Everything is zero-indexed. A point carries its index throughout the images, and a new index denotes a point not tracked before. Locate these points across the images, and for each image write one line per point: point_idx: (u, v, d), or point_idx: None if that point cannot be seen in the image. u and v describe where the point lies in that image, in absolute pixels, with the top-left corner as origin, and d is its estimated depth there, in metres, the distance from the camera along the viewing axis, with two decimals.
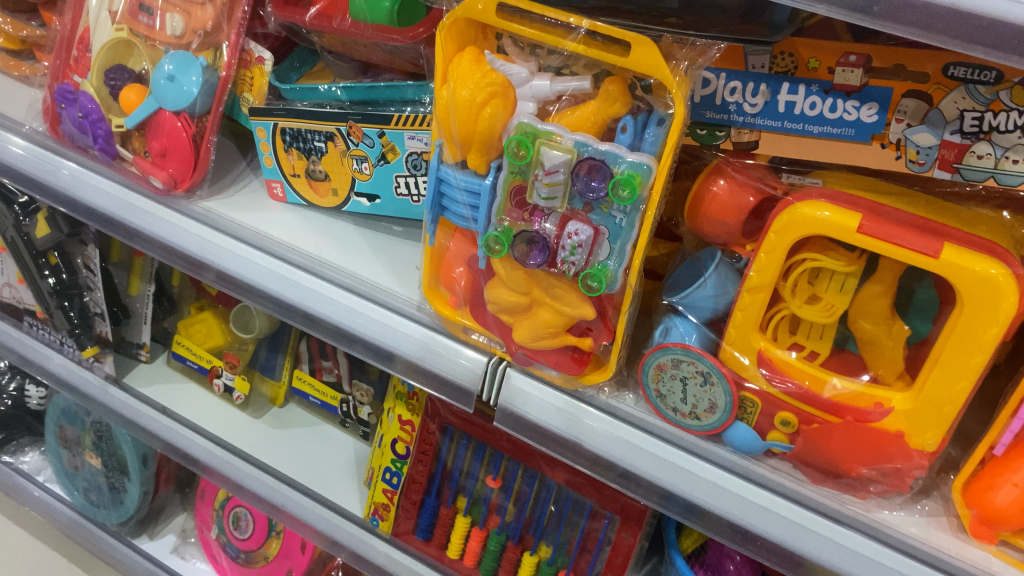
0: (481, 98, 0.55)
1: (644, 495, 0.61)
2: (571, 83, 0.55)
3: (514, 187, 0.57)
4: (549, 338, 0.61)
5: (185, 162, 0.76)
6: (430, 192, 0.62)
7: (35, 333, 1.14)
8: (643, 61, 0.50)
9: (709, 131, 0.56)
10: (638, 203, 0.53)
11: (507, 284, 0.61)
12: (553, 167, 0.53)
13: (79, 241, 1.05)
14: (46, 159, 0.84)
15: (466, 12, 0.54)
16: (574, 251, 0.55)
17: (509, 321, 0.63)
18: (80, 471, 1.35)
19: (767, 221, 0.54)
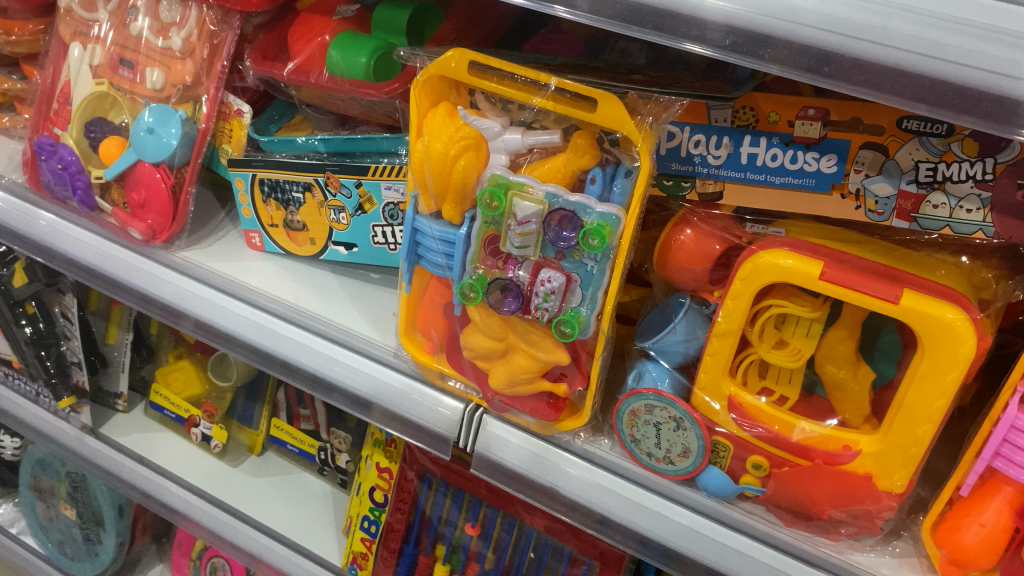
0: (455, 151, 0.56)
1: (621, 541, 0.62)
2: (542, 137, 0.56)
3: (487, 237, 0.58)
4: (525, 383, 0.62)
5: (165, 213, 0.77)
6: (406, 242, 0.63)
7: (10, 382, 1.13)
8: (609, 116, 0.52)
9: (675, 182, 0.58)
10: (609, 250, 0.55)
11: (482, 331, 0.62)
12: (524, 215, 0.54)
13: (56, 290, 1.06)
14: (25, 211, 0.85)
15: (439, 70, 0.56)
16: (548, 297, 0.56)
17: (484, 366, 0.64)
18: (54, 523, 1.33)
19: (734, 268, 0.55)
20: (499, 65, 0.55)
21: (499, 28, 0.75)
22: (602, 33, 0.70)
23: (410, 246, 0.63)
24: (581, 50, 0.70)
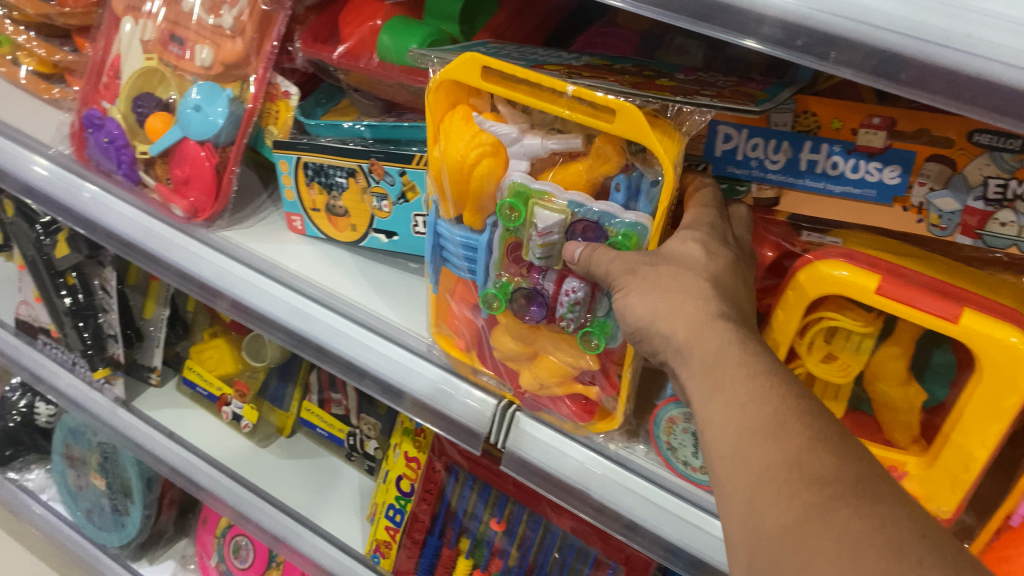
0: (474, 156, 0.56)
1: (648, 547, 0.61)
2: (562, 142, 0.54)
3: (510, 244, 0.58)
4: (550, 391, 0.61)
5: (207, 190, 0.77)
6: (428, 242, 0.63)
7: (47, 352, 1.15)
8: (627, 128, 0.49)
9: (729, 185, 0.56)
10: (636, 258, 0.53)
11: (511, 333, 0.61)
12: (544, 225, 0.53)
13: (96, 262, 1.07)
14: (67, 183, 0.85)
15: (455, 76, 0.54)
16: (572, 308, 0.55)
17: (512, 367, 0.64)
18: (84, 491, 1.35)
19: (786, 277, 0.54)
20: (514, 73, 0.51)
21: (553, 18, 0.74)
22: (659, 29, 0.68)
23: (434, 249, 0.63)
24: (636, 45, 0.68)
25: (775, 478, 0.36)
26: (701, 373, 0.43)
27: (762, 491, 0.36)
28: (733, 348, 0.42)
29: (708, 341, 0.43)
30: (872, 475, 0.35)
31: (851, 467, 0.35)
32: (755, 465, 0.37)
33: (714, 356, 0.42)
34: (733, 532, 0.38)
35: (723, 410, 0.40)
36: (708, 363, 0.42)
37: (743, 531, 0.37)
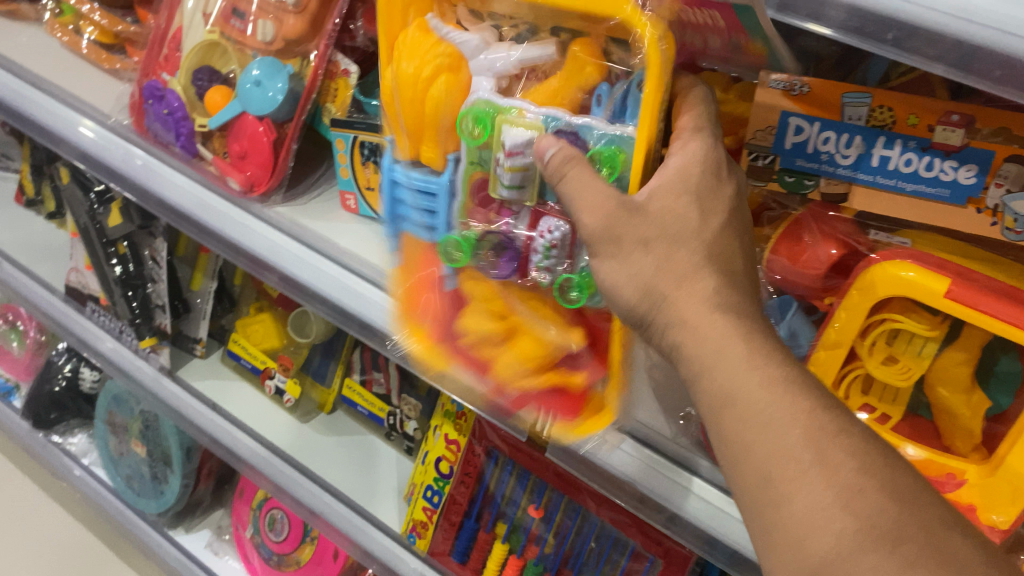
0: (428, 73, 0.56)
1: (683, 536, 0.61)
2: (533, 52, 0.53)
3: (474, 183, 0.56)
4: (530, 370, 0.59)
5: (264, 165, 0.77)
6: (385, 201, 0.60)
7: (95, 319, 1.16)
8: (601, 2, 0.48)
9: (797, 179, 0.55)
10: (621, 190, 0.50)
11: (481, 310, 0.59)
12: (514, 145, 0.50)
13: (148, 233, 1.07)
14: (119, 149, 0.83)
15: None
16: (548, 252, 0.53)
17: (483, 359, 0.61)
18: (125, 457, 1.37)
19: (851, 277, 0.53)
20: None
21: None
22: None
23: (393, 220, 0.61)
24: None
25: (826, 517, 0.37)
26: (708, 371, 0.42)
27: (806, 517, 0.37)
28: (736, 345, 0.42)
29: (714, 333, 0.42)
30: (927, 515, 0.37)
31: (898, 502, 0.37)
32: (795, 487, 0.38)
33: (718, 351, 0.42)
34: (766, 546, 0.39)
35: (743, 426, 0.40)
36: (713, 360, 0.42)
37: (779, 550, 0.38)
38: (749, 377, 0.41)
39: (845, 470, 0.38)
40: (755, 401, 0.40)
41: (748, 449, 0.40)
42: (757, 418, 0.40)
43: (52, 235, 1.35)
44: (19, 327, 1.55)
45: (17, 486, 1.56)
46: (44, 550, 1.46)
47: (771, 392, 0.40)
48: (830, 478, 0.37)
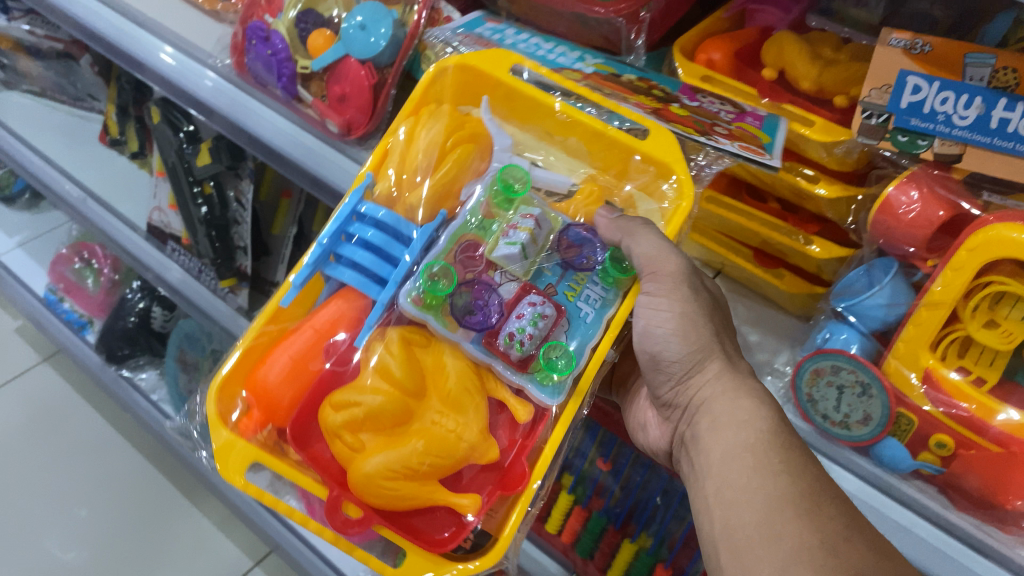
0: (453, 142, 0.65)
1: None
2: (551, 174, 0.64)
3: (465, 244, 0.60)
4: (424, 466, 0.54)
5: (364, 109, 0.79)
6: (331, 230, 0.62)
7: (177, 259, 1.20)
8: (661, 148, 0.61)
9: (910, 138, 0.55)
10: (614, 294, 0.60)
11: (390, 376, 0.56)
12: (522, 220, 0.59)
13: (233, 174, 1.10)
14: (197, 77, 0.86)
15: (473, 58, 0.68)
16: (535, 322, 0.56)
17: (353, 444, 0.55)
18: (193, 395, 1.40)
19: (958, 240, 0.54)
20: (540, 69, 0.67)
21: None
22: None
23: (333, 265, 0.63)
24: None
25: (810, 555, 0.48)
26: (729, 428, 0.57)
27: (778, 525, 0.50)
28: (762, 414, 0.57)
29: (735, 405, 0.58)
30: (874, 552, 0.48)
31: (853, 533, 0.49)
32: (784, 510, 0.51)
33: (746, 418, 0.57)
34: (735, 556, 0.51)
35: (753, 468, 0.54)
36: (738, 423, 0.57)
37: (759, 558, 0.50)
38: (757, 444, 0.54)
39: (833, 525, 0.49)
40: (764, 463, 0.53)
41: (740, 500, 0.53)
42: (758, 473, 0.53)
43: (133, 175, 1.38)
44: (92, 265, 1.58)
45: (82, 419, 1.60)
46: (111, 485, 1.49)
47: (777, 457, 0.53)
48: (819, 530, 0.49)
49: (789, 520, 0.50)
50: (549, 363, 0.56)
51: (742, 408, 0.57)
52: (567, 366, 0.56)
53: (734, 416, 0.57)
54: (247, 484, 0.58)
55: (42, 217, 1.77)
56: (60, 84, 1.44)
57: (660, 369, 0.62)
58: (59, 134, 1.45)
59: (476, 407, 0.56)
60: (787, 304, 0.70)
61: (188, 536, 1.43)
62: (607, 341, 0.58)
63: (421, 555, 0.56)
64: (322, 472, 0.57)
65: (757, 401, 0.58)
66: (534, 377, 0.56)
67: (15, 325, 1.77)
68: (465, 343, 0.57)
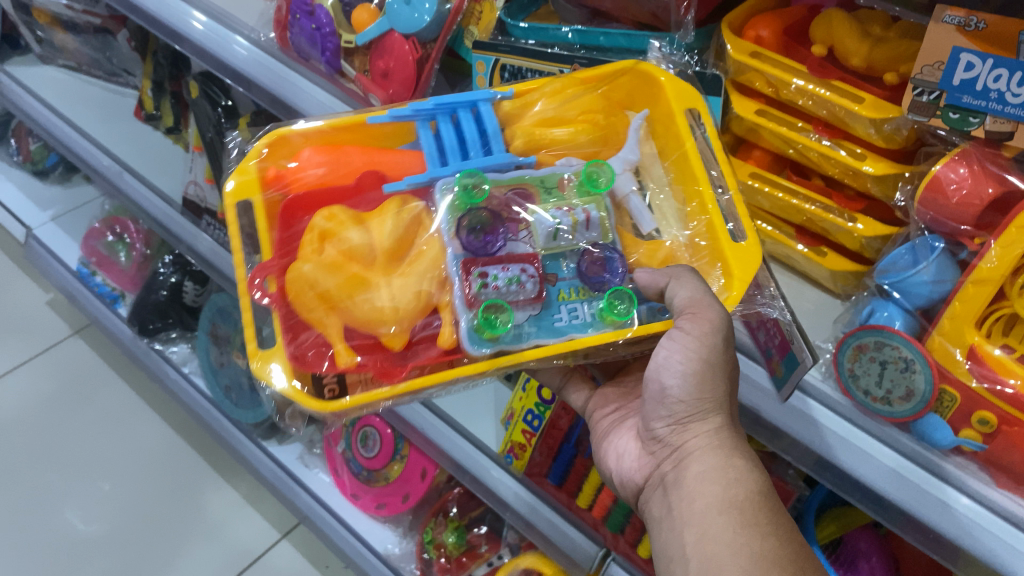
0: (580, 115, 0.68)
1: (800, 459, 0.65)
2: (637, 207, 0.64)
3: (520, 188, 0.62)
4: (339, 309, 0.57)
5: (407, 83, 0.80)
6: (450, 99, 0.66)
7: (211, 233, 1.21)
8: (740, 260, 0.60)
9: (961, 116, 0.58)
10: (598, 327, 0.57)
11: (394, 226, 0.59)
12: (579, 210, 0.60)
13: None
14: (227, 43, 0.86)
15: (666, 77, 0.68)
16: (508, 280, 0.56)
17: (314, 252, 0.58)
18: (225, 368, 1.40)
19: (1009, 218, 0.58)
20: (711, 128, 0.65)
21: None
22: None
23: (423, 125, 0.66)
24: None
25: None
26: (716, 485, 0.54)
27: None
28: (753, 476, 0.54)
29: (728, 462, 0.55)
30: None
31: None
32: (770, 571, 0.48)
33: (735, 478, 0.54)
34: None
35: (735, 527, 0.51)
36: (727, 481, 0.54)
37: None
38: (746, 502, 0.52)
39: None
40: (752, 520, 0.51)
41: (721, 554, 0.51)
42: (745, 530, 0.51)
43: (168, 150, 1.40)
44: (126, 239, 1.58)
45: (113, 391, 1.59)
46: (138, 459, 1.49)
47: (765, 519, 0.52)
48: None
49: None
50: (490, 321, 0.55)
51: (734, 466, 0.55)
52: (504, 328, 0.55)
53: (726, 472, 0.55)
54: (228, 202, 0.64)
55: (75, 191, 1.78)
56: (95, 59, 1.48)
57: (663, 404, 0.59)
58: (94, 108, 1.46)
59: (429, 289, 0.58)
60: (828, 284, 0.74)
61: (215, 507, 1.43)
62: (556, 348, 0.56)
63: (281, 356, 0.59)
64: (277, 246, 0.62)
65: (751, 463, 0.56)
66: (472, 322, 0.56)
67: (47, 298, 1.75)
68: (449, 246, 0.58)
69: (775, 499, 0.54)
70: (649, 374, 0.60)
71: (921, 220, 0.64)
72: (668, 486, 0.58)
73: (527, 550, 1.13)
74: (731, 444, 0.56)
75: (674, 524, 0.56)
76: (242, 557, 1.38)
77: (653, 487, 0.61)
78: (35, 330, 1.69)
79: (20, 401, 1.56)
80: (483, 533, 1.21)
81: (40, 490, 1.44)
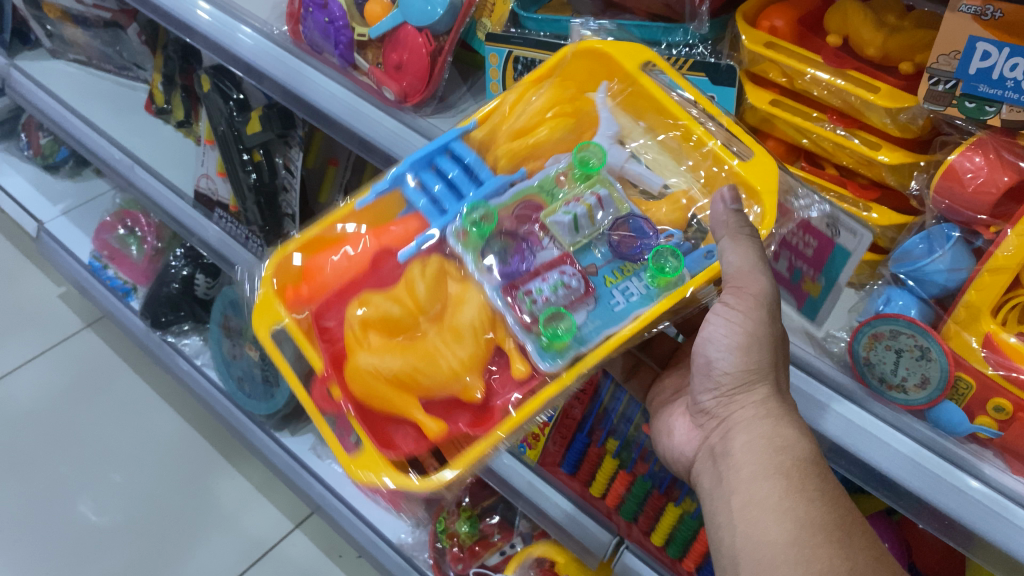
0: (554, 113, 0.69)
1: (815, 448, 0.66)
2: (640, 170, 0.65)
3: (526, 202, 0.63)
4: (406, 381, 0.58)
5: (420, 75, 0.80)
6: (422, 153, 0.67)
7: (221, 225, 1.21)
8: (760, 173, 0.63)
9: (977, 105, 0.59)
10: (655, 294, 0.57)
11: (422, 286, 0.60)
12: (587, 196, 0.62)
13: (284, 142, 1.10)
14: (233, 31, 0.86)
15: (612, 45, 0.69)
16: (555, 287, 0.57)
17: (360, 336, 0.60)
18: (237, 360, 1.41)
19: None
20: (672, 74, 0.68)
21: None
22: None
23: (408, 184, 0.67)
24: None
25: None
26: (764, 451, 0.55)
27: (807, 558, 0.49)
28: (803, 441, 0.55)
29: (775, 432, 0.56)
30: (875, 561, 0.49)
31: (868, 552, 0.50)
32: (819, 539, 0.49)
33: (784, 443, 0.55)
34: None
35: (784, 494, 0.52)
36: (776, 447, 0.55)
37: None
38: (792, 468, 0.53)
39: (863, 557, 0.49)
40: (798, 486, 0.52)
41: (766, 519, 0.52)
42: (791, 495, 0.52)
43: (179, 143, 1.40)
44: (137, 233, 1.59)
45: (126, 382, 1.60)
46: (151, 449, 1.50)
47: (813, 486, 0.52)
48: (849, 558, 0.49)
49: (821, 546, 0.49)
50: (552, 331, 0.56)
51: (781, 433, 0.56)
52: (567, 333, 0.56)
53: (774, 441, 0.55)
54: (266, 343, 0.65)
55: (86, 185, 1.79)
56: (106, 53, 1.49)
57: (710, 375, 0.61)
58: (104, 101, 1.46)
59: (482, 343, 0.59)
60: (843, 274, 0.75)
61: (228, 497, 1.45)
62: (624, 332, 0.56)
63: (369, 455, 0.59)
64: (320, 343, 0.63)
65: (799, 432, 0.56)
66: (539, 340, 0.57)
67: (59, 291, 1.76)
68: (487, 287, 0.60)
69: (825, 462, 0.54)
70: (696, 348, 0.62)
71: (936, 210, 0.65)
72: (721, 454, 0.59)
73: (540, 539, 1.14)
74: (779, 408, 0.57)
75: (727, 492, 0.57)
76: (256, 546, 1.40)
77: (707, 457, 0.62)
78: (48, 323, 1.70)
79: (34, 393, 1.57)
80: (495, 522, 1.21)
81: (56, 480, 1.45)
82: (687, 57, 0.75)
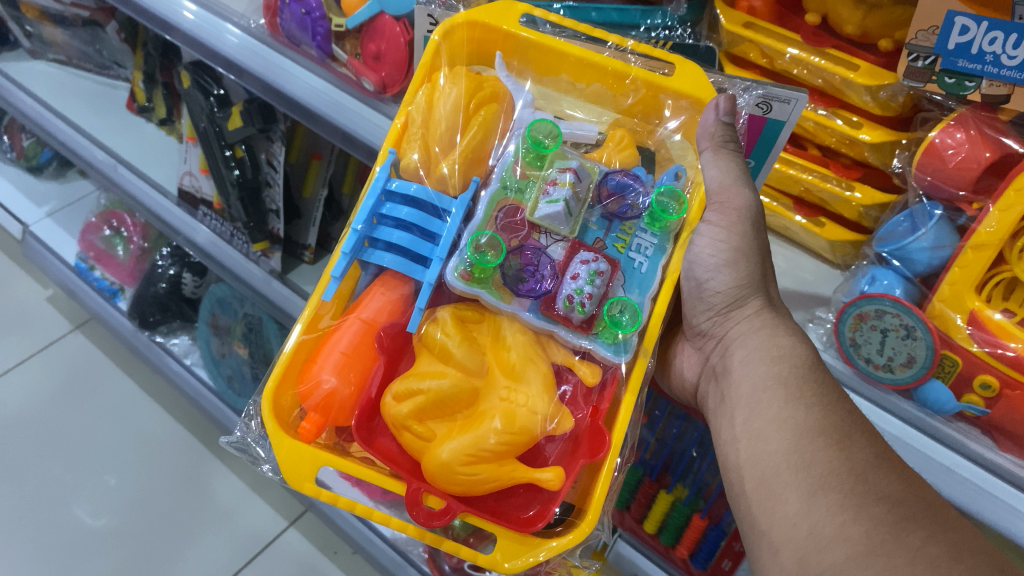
0: (475, 105, 0.66)
1: None
2: (581, 129, 0.67)
3: (508, 208, 0.63)
4: (500, 449, 0.55)
5: (400, 65, 0.80)
6: (363, 215, 0.62)
7: (209, 225, 1.20)
8: (687, 81, 0.66)
9: (957, 81, 0.60)
10: (665, 238, 0.63)
11: (460, 353, 0.58)
12: (561, 175, 0.61)
13: (265, 138, 1.09)
14: (218, 32, 0.85)
15: (480, 13, 0.69)
16: (593, 278, 0.58)
17: (424, 434, 0.56)
18: (226, 359, 1.41)
19: (1007, 180, 0.59)
20: (551, 17, 0.69)
21: None
22: None
23: (366, 251, 0.63)
24: None
25: (838, 481, 0.48)
26: (767, 371, 0.59)
27: (806, 451, 0.51)
28: (798, 354, 0.59)
29: (771, 341, 0.61)
30: (868, 480, 0.48)
31: (849, 462, 0.49)
32: (820, 440, 0.51)
33: (782, 357, 0.59)
34: (770, 495, 0.52)
35: (782, 405, 0.55)
36: (776, 366, 0.58)
37: (798, 494, 0.50)
38: (791, 377, 0.56)
39: (862, 455, 0.50)
40: (797, 394, 0.55)
41: (769, 429, 0.54)
42: (790, 404, 0.55)
43: (161, 140, 1.39)
44: (123, 233, 1.58)
45: (117, 385, 1.59)
46: (143, 450, 1.49)
47: (810, 391, 0.55)
48: (848, 458, 0.50)
49: (820, 449, 0.51)
50: (613, 320, 0.59)
51: (779, 345, 0.60)
52: (632, 325, 0.59)
53: (770, 349, 0.60)
54: (319, 491, 0.59)
55: (70, 186, 1.78)
56: (86, 52, 1.48)
57: (703, 299, 0.67)
58: (85, 101, 1.45)
59: (539, 376, 0.58)
60: (827, 255, 0.75)
61: (223, 496, 1.44)
62: (664, 292, 0.61)
63: (513, 538, 0.57)
64: (394, 467, 0.58)
65: (794, 339, 0.61)
66: (599, 335, 0.60)
67: (46, 294, 1.74)
68: (523, 313, 0.60)
69: (821, 374, 0.57)
70: (685, 276, 0.68)
71: (919, 187, 0.66)
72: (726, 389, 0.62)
73: None
74: (779, 333, 0.61)
75: (732, 418, 0.59)
76: (253, 544, 1.39)
77: (712, 391, 0.66)
78: (35, 326, 1.68)
79: (23, 396, 1.56)
80: None
81: (48, 483, 1.44)
82: (665, 40, 0.75)
